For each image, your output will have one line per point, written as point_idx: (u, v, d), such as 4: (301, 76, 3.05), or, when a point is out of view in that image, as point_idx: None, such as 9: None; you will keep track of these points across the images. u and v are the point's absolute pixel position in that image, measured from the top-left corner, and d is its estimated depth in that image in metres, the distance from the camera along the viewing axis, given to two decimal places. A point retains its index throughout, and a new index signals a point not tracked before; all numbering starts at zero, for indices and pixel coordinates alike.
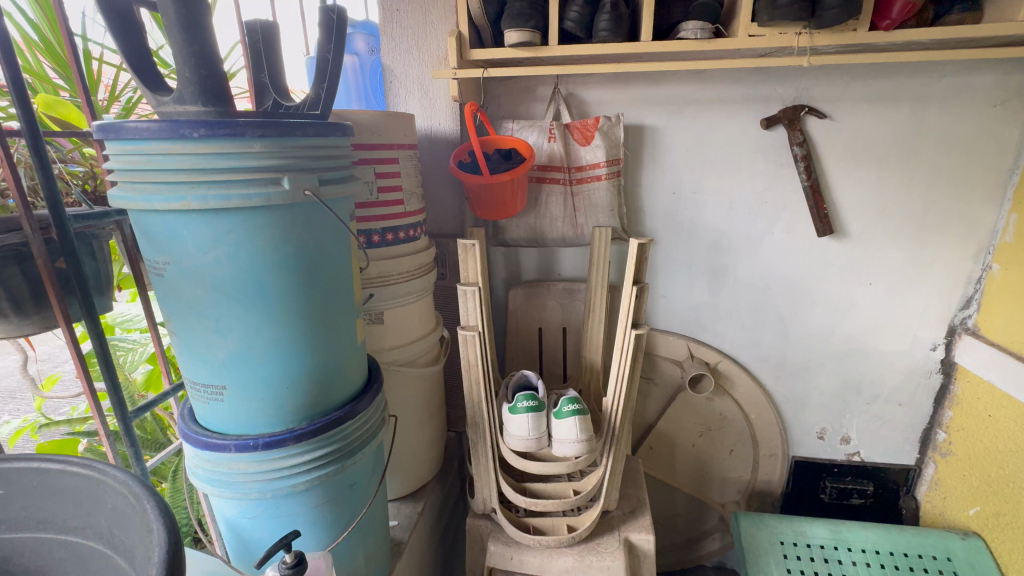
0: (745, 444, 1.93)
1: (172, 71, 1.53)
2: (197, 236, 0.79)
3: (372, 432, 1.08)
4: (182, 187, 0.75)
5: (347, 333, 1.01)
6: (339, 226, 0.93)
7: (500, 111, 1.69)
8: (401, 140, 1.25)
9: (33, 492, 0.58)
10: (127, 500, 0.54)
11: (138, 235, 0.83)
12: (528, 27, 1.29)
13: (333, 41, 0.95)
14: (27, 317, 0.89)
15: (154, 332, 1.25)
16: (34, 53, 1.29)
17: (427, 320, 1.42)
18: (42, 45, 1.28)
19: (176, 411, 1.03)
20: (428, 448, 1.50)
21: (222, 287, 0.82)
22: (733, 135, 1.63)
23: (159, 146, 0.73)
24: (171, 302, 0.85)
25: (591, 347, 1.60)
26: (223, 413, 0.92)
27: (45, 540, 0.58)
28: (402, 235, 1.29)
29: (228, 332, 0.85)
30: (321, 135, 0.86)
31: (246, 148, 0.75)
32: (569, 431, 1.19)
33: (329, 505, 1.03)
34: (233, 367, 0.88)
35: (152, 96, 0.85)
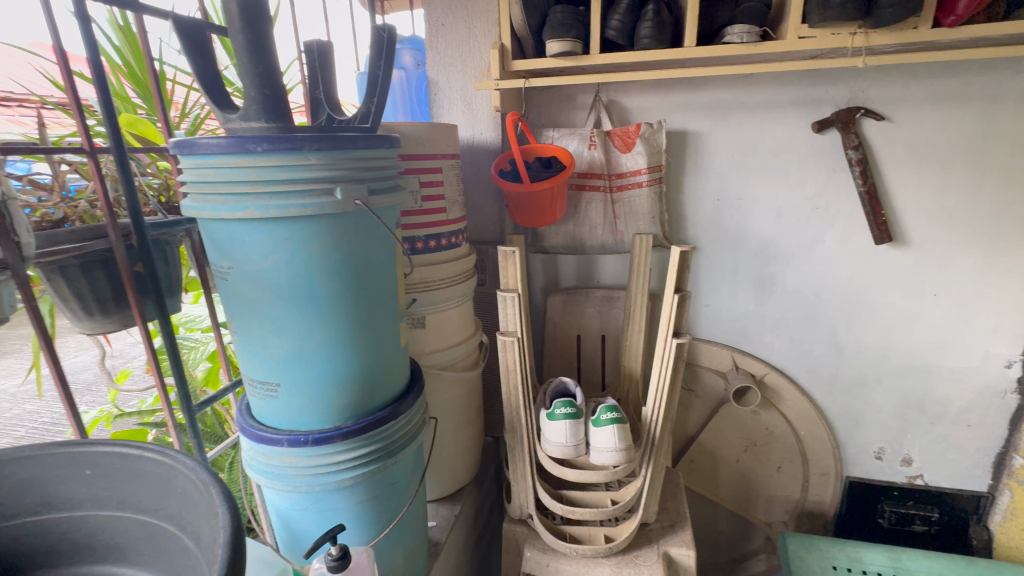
0: (793, 461, 1.84)
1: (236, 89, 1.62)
2: (258, 243, 0.84)
3: (413, 433, 1.11)
4: (246, 198, 0.81)
5: (391, 336, 1.05)
6: (386, 234, 0.97)
7: (541, 119, 1.71)
8: (445, 150, 1.29)
9: (115, 474, 0.63)
10: (195, 486, 0.58)
11: (207, 241, 0.90)
12: (569, 37, 1.31)
13: (383, 58, 1.00)
14: (109, 316, 0.97)
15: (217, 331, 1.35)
16: (117, 76, 1.38)
17: (466, 325, 1.45)
18: (124, 68, 1.38)
19: (234, 405, 1.10)
20: (466, 451, 1.52)
21: (279, 291, 0.88)
22: (781, 139, 1.58)
23: (226, 160, 0.80)
24: (234, 303, 0.91)
25: (630, 355, 1.59)
26: (277, 409, 0.98)
27: (125, 517, 0.64)
28: (444, 242, 1.33)
29: (283, 333, 0.91)
30: (371, 147, 0.90)
31: (303, 161, 0.80)
32: (608, 440, 1.18)
33: (372, 502, 1.07)
34: (288, 366, 0.93)
35: (220, 113, 0.92)
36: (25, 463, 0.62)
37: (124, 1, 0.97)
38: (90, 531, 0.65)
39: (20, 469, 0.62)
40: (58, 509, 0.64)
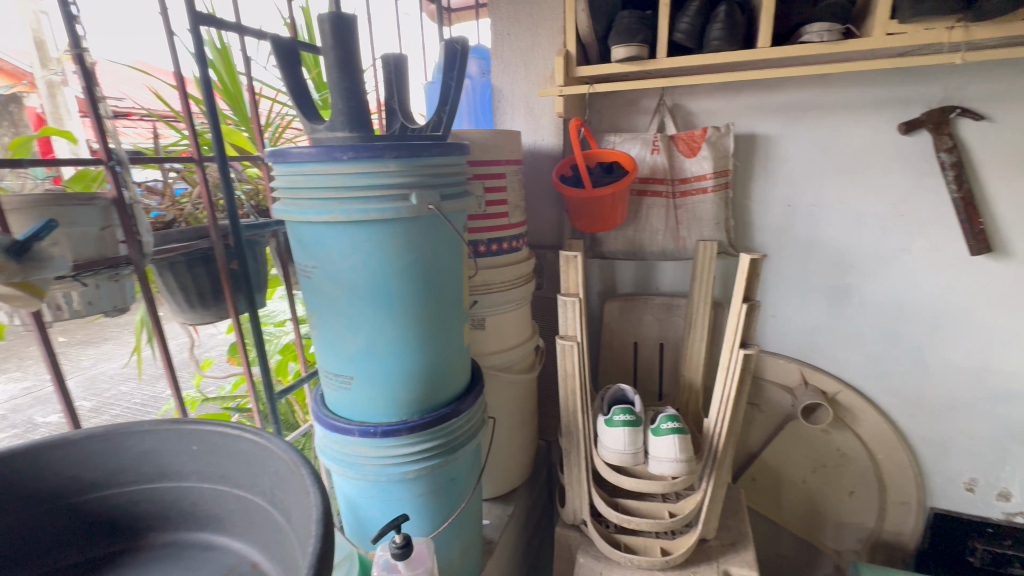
0: (868, 487, 1.72)
1: None
2: (339, 244, 0.90)
3: (472, 431, 1.14)
4: (331, 203, 0.87)
5: (455, 336, 1.08)
6: (454, 238, 1.01)
7: (602, 124, 1.71)
8: (509, 155, 1.32)
9: (216, 452, 0.70)
10: (287, 467, 0.64)
11: (293, 242, 0.97)
12: (636, 42, 1.30)
13: (455, 69, 1.03)
14: (207, 308, 1.06)
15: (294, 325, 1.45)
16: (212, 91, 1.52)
17: (524, 327, 1.47)
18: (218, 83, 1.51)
19: (309, 395, 1.17)
20: (520, 453, 1.54)
21: (355, 290, 0.93)
22: (862, 142, 1.49)
23: (314, 167, 0.86)
24: (316, 300, 0.98)
25: (690, 365, 1.54)
26: (349, 401, 1.04)
27: (223, 490, 0.71)
28: (506, 246, 1.35)
29: (358, 329, 0.96)
30: (444, 154, 0.94)
31: (383, 168, 0.85)
32: (668, 450, 1.16)
33: (432, 496, 1.11)
34: (360, 361, 0.99)
35: (308, 124, 0.99)
36: (142, 436, 0.70)
37: (225, 24, 1.05)
38: (193, 501, 0.72)
39: (138, 441, 0.70)
40: (168, 479, 0.72)
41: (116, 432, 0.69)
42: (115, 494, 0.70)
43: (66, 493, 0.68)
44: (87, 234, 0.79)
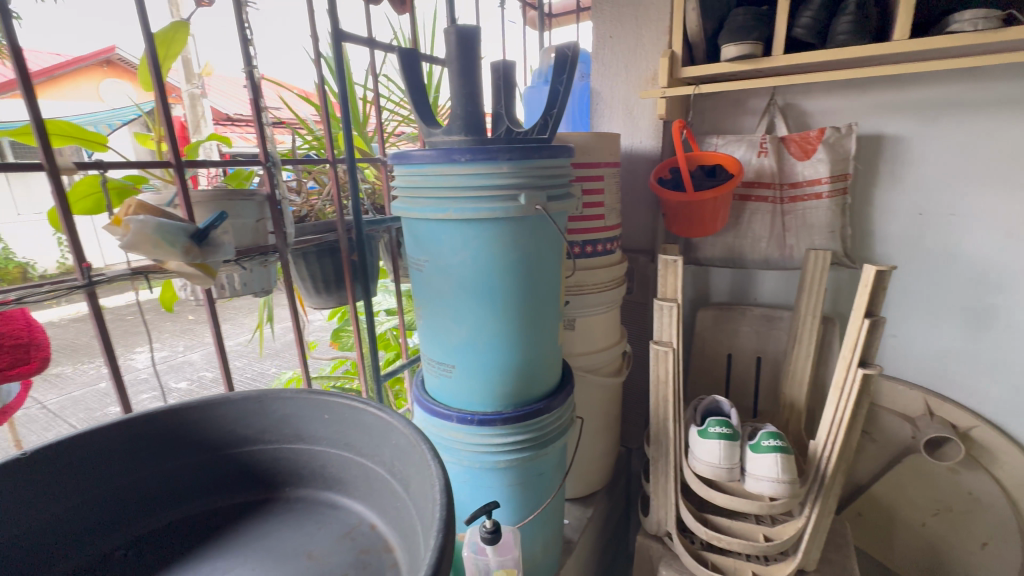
0: (1009, 540, 1.46)
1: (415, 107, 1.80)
2: (451, 240, 0.96)
3: (562, 428, 1.16)
4: (446, 202, 0.93)
5: (550, 334, 1.11)
6: (557, 238, 1.04)
7: (704, 126, 1.65)
8: (608, 158, 1.32)
9: (343, 422, 0.78)
10: (407, 442, 0.70)
11: (408, 237, 1.05)
12: (750, 40, 1.24)
13: (564, 73, 1.06)
14: (330, 295, 1.17)
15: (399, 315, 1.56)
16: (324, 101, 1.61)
17: (613, 331, 1.46)
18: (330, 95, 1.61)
19: (410, 380, 1.26)
20: (603, 456, 1.53)
21: (463, 283, 0.99)
22: (1019, 144, 1.30)
23: (433, 168, 0.93)
24: (424, 292, 1.05)
25: (793, 382, 1.44)
26: (449, 389, 1.10)
27: (347, 457, 0.79)
28: (600, 248, 1.36)
29: (462, 321, 1.02)
30: (552, 156, 0.97)
31: (496, 169, 0.90)
32: (768, 469, 1.10)
33: (520, 488, 1.14)
34: (462, 351, 1.05)
35: (424, 128, 1.06)
36: (285, 402, 0.80)
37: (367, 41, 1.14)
38: (322, 464, 0.81)
39: (281, 407, 0.80)
40: (302, 442, 0.81)
41: (265, 397, 0.80)
42: (260, 450, 0.81)
43: (225, 444, 0.80)
44: (247, 224, 0.92)
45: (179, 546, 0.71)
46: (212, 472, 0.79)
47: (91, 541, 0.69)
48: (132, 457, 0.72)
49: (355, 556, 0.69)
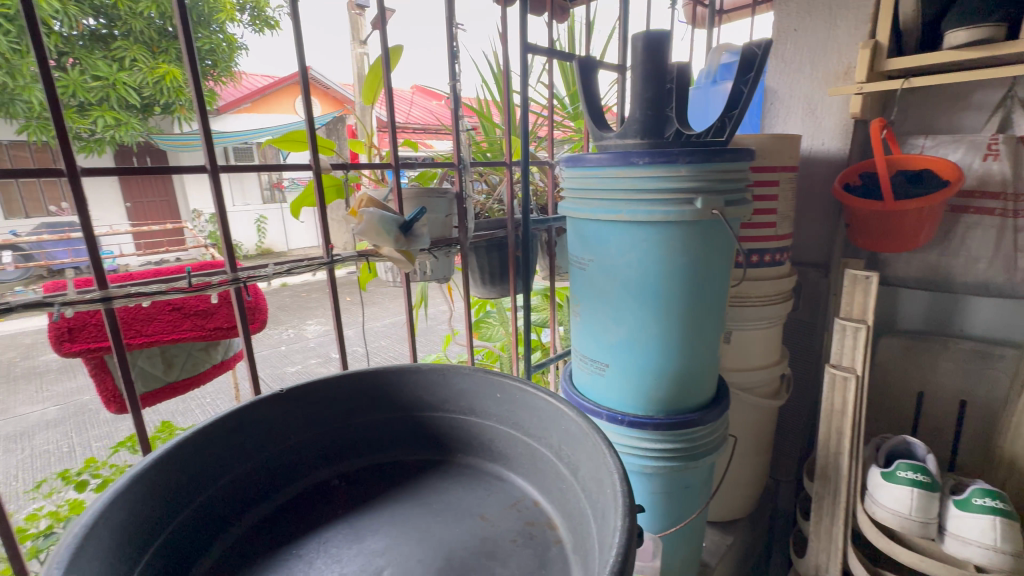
0: None
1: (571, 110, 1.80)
2: (619, 242, 0.98)
3: (714, 444, 1.11)
4: (618, 203, 0.96)
5: (711, 344, 1.07)
6: (728, 246, 1.00)
7: (907, 125, 1.44)
8: (787, 161, 1.22)
9: (515, 402, 0.85)
10: (580, 430, 0.74)
11: (574, 237, 1.10)
12: (989, 23, 1.05)
13: (750, 72, 1.01)
14: (494, 287, 1.28)
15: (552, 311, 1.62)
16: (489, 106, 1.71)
17: (774, 349, 1.34)
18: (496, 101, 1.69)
19: (559, 374, 1.31)
20: (751, 482, 1.42)
21: (627, 284, 1.00)
22: None
23: (609, 171, 0.96)
24: (585, 290, 1.09)
25: (1015, 437, 1.18)
26: (600, 386, 1.13)
27: (514, 435, 0.86)
28: (768, 258, 1.26)
29: (622, 321, 1.04)
30: (734, 160, 0.93)
31: (675, 173, 0.90)
32: (979, 533, 0.92)
33: (664, 497, 1.12)
34: (619, 351, 1.06)
35: (596, 131, 1.09)
36: (464, 377, 0.89)
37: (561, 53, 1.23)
38: (490, 438, 0.88)
39: (460, 381, 0.89)
40: (475, 415, 0.89)
41: (448, 369, 0.89)
42: (438, 417, 0.91)
43: (411, 406, 0.91)
44: (438, 218, 1.05)
45: (374, 486, 0.83)
46: (399, 428, 0.90)
47: (312, 468, 0.84)
48: (343, 404, 0.86)
49: (523, 526, 0.74)
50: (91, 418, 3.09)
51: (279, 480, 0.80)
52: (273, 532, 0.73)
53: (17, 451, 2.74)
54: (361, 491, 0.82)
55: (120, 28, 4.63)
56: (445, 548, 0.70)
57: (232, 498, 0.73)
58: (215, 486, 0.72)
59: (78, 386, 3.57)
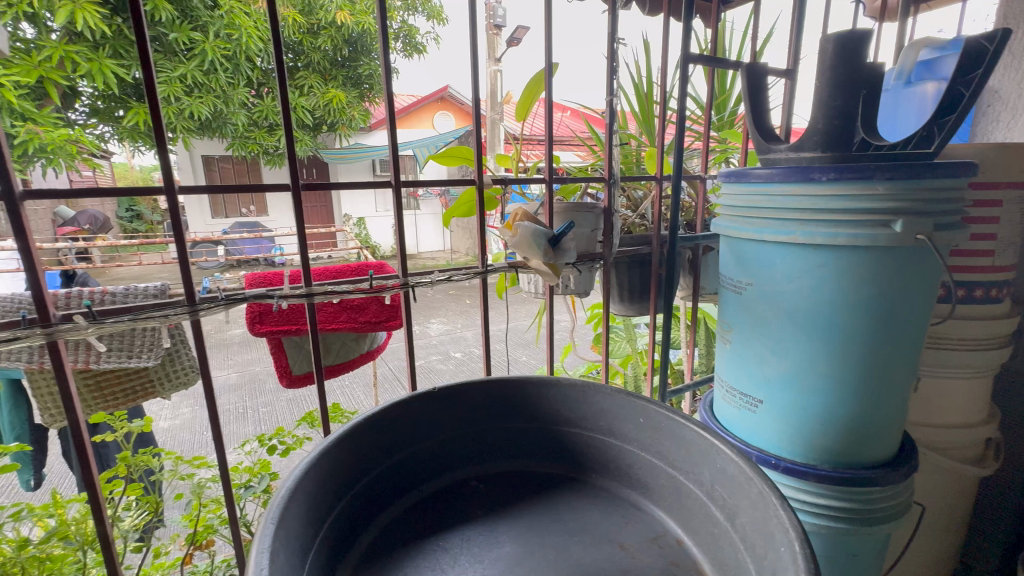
0: None
1: (720, 120, 1.69)
2: (788, 266, 0.88)
3: (893, 510, 0.94)
4: (791, 224, 0.86)
5: (896, 392, 0.91)
6: (929, 280, 0.85)
7: None
8: (1015, 176, 0.99)
9: (661, 431, 0.81)
10: (741, 473, 0.69)
11: (730, 258, 1.01)
12: None
13: (975, 70, 0.84)
14: (634, 304, 1.25)
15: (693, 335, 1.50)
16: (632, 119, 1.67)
17: (981, 405, 1.09)
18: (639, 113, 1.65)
19: (700, 404, 1.22)
20: (937, 562, 1.17)
21: (793, 314, 0.90)
22: None
23: (781, 187, 0.87)
24: (740, 316, 1.00)
25: None
26: (749, 423, 1.02)
27: (655, 465, 0.81)
28: (981, 294, 1.03)
29: (783, 354, 0.93)
30: (951, 176, 0.78)
31: (869, 191, 0.78)
32: None
33: (824, 561, 0.97)
34: (778, 387, 0.95)
35: (762, 144, 1.01)
36: (605, 396, 0.87)
37: (718, 60, 1.16)
38: (628, 463, 0.84)
39: (601, 400, 0.87)
40: (614, 438, 0.86)
41: (589, 387, 0.87)
42: (575, 433, 0.88)
43: (548, 419, 0.89)
44: (585, 233, 1.06)
45: (510, 492, 0.83)
46: (534, 439, 0.90)
47: (452, 466, 0.87)
48: (485, 408, 0.88)
49: (666, 565, 0.69)
50: (260, 387, 3.67)
51: (423, 473, 0.84)
52: (419, 522, 0.76)
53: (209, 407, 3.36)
54: (497, 496, 0.82)
55: (303, 61, 5.50)
56: (586, 572, 0.67)
57: (385, 484, 0.79)
58: (377, 470, 0.78)
59: (252, 359, 4.27)
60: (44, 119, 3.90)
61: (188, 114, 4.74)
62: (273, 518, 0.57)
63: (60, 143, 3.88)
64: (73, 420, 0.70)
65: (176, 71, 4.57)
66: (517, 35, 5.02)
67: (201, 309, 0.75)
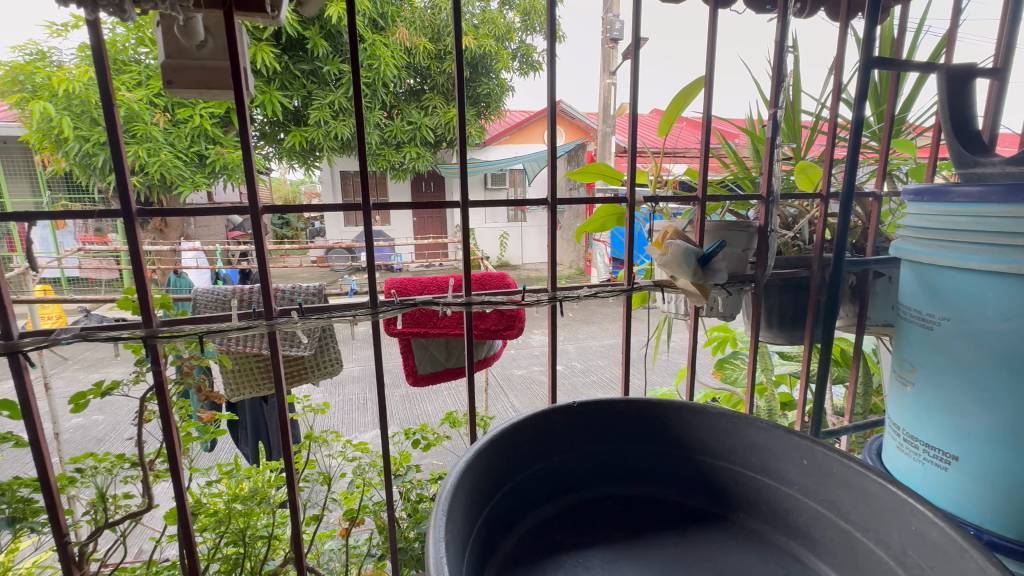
0: None
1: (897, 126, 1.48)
2: (1002, 301, 0.75)
3: None
4: (1011, 252, 0.73)
5: None
6: None
7: None
8: None
9: (831, 477, 0.73)
10: (949, 541, 0.60)
11: (917, 288, 0.88)
12: None
13: None
14: (785, 332, 1.16)
15: (855, 372, 1.32)
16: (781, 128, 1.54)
17: None
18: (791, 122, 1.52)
19: (865, 451, 1.07)
20: None
21: (1008, 359, 0.75)
22: None
23: (996, 209, 0.74)
24: (928, 355, 0.86)
25: None
26: (937, 482, 0.87)
27: (820, 515, 0.73)
28: None
29: (992, 406, 0.78)
30: None
31: None
32: None
33: None
34: (981, 443, 0.80)
35: (965, 156, 0.87)
36: (760, 431, 0.80)
37: (907, 64, 1.03)
38: (786, 507, 0.76)
39: (754, 434, 0.80)
40: (768, 477, 0.79)
41: (740, 418, 0.82)
42: (722, 466, 0.82)
43: (691, 447, 0.84)
44: (735, 252, 1.02)
45: (650, 519, 0.79)
46: (675, 466, 0.85)
47: (586, 482, 0.84)
48: (625, 428, 0.86)
49: None
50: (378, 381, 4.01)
51: (560, 484, 0.83)
52: (559, 535, 0.76)
53: (337, 395, 3.75)
54: (637, 521, 0.79)
55: (429, 84, 5.96)
56: None
57: (525, 491, 0.79)
58: (518, 476, 0.78)
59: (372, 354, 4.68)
60: (228, 143, 4.69)
61: (333, 135, 5.39)
62: (443, 511, 0.61)
63: (237, 162, 4.64)
64: (280, 399, 0.81)
65: (326, 98, 5.24)
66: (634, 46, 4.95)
67: (380, 311, 0.83)
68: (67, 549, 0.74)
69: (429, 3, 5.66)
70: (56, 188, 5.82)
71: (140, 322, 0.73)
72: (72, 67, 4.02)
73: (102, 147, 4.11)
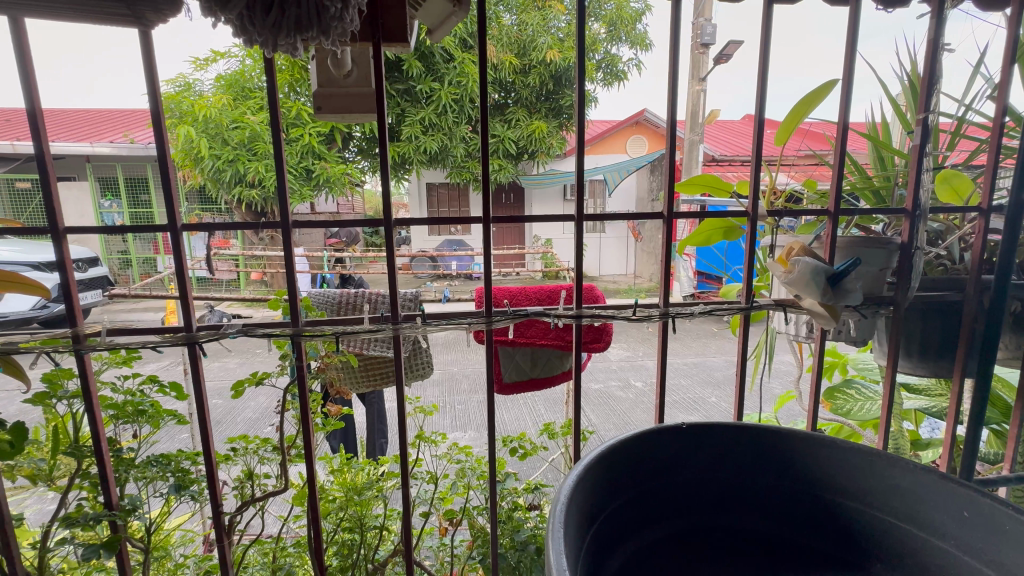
0: None
1: None
2: None
3: None
4: None
5: None
6: None
7: None
8: None
9: (1001, 535, 0.63)
10: None
11: None
12: None
13: None
14: (927, 362, 1.03)
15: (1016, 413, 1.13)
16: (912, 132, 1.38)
17: None
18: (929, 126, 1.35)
19: None
20: None
21: None
22: None
23: None
24: None
25: None
26: None
27: None
28: None
29: None
30: None
31: None
32: None
33: None
34: None
35: None
36: (904, 473, 0.72)
37: None
38: (940, 565, 0.67)
39: (898, 476, 0.72)
40: (916, 526, 0.70)
41: (879, 457, 0.74)
42: (855, 508, 0.74)
43: (818, 483, 0.77)
44: (871, 271, 0.94)
45: (753, 558, 0.73)
46: (796, 501, 0.78)
47: (696, 511, 0.79)
48: (739, 454, 0.81)
49: None
50: (457, 386, 4.14)
51: (668, 509, 0.78)
52: (667, 564, 0.72)
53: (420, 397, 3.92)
54: (740, 559, 0.73)
55: (513, 98, 6.12)
56: None
57: (630, 512, 0.76)
58: (625, 496, 0.75)
59: (451, 359, 4.85)
60: (331, 158, 5.14)
61: (422, 149, 5.70)
62: (560, 523, 0.60)
63: (338, 175, 5.07)
64: (401, 398, 0.86)
65: (417, 115, 5.56)
66: (727, 51, 4.73)
67: (495, 320, 0.87)
68: (220, 518, 0.84)
69: (515, 20, 5.79)
70: (192, 200, 6.72)
71: (287, 321, 0.83)
72: (210, 96, 4.64)
73: (230, 164, 4.70)
